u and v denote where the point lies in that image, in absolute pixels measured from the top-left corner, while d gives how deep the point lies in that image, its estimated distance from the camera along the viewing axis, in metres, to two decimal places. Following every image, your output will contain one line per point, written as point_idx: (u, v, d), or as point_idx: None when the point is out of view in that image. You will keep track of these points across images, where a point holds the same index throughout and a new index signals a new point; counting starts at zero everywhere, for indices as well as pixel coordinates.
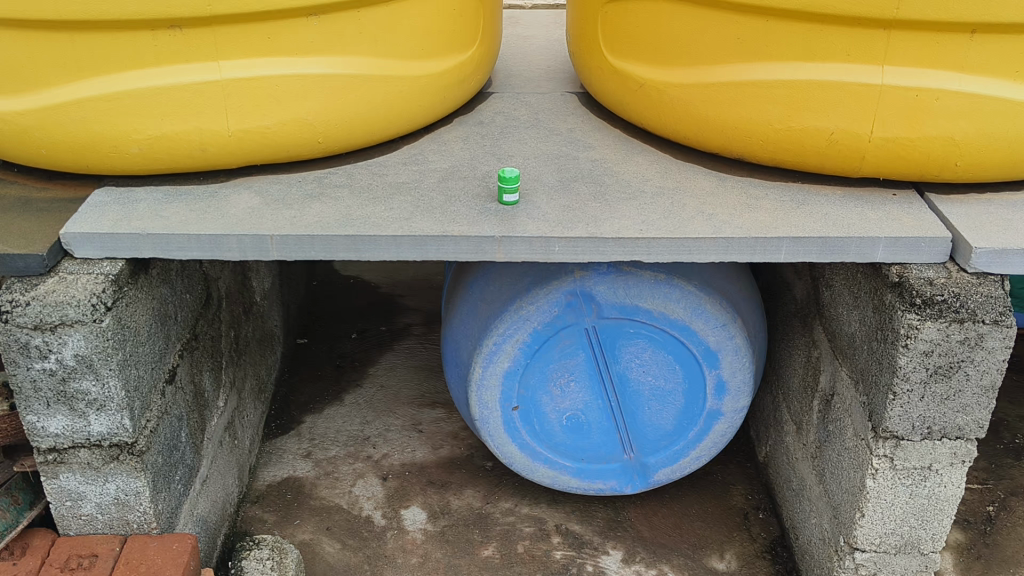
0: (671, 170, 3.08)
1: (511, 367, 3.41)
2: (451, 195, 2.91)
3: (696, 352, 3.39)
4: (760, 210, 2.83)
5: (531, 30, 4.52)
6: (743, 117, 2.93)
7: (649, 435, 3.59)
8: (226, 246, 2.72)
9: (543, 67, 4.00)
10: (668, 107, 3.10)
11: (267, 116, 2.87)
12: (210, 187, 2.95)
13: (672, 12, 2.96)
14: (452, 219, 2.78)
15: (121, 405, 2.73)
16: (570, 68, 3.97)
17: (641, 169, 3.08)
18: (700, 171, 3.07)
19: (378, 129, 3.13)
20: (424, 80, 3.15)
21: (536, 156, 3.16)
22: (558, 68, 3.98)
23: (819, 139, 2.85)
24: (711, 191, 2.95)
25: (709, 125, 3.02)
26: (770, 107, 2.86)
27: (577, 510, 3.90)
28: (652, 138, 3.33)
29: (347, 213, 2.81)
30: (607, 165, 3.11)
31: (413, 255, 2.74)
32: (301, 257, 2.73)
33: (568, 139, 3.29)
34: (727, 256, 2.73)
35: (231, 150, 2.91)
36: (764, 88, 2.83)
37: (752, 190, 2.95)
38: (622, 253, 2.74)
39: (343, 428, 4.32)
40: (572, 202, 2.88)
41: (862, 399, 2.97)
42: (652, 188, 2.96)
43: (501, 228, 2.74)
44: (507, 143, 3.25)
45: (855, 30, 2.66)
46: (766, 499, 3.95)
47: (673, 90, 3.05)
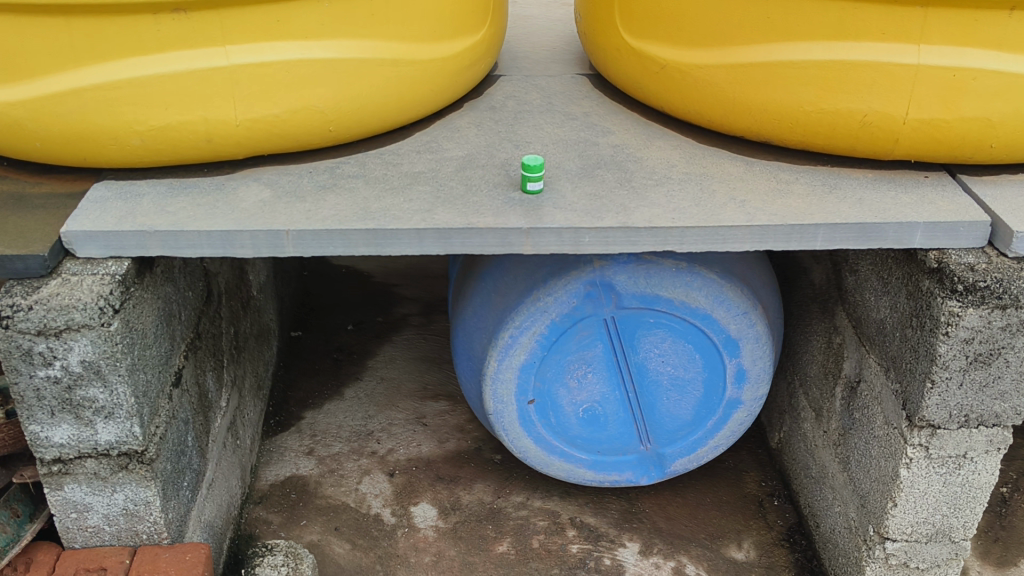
0: (696, 155, 2.98)
1: (527, 359, 3.32)
2: (473, 184, 2.79)
3: (717, 341, 3.31)
4: (793, 196, 2.75)
5: (530, 10, 4.39)
6: (772, 100, 2.83)
7: (667, 425, 3.52)
8: (239, 243, 2.57)
9: (549, 48, 3.88)
10: (692, 89, 2.99)
11: (277, 104, 2.72)
12: (217, 179, 2.80)
13: None
14: (477, 210, 2.66)
15: (131, 413, 2.59)
16: (576, 49, 3.85)
17: (665, 156, 2.98)
18: (726, 156, 2.97)
19: (390, 116, 2.99)
20: (436, 64, 3.01)
21: (554, 143, 3.04)
22: (564, 49, 3.86)
23: (852, 121, 2.76)
24: (740, 177, 2.85)
25: (736, 108, 2.92)
26: (802, 89, 2.76)
27: (591, 503, 3.81)
28: (670, 121, 3.23)
29: (365, 205, 2.68)
30: (629, 151, 3.00)
31: (436, 249, 2.62)
32: (318, 252, 2.60)
33: (585, 124, 3.17)
34: (762, 243, 2.64)
35: (238, 140, 2.76)
36: (795, 70, 2.74)
37: (781, 175, 2.86)
38: (654, 243, 2.64)
39: (345, 423, 4.19)
40: (599, 191, 2.77)
41: (894, 386, 2.91)
42: (678, 175, 2.86)
43: (528, 219, 2.62)
44: (523, 130, 3.12)
45: (891, 9, 2.57)
46: (780, 485, 3.89)
47: (696, 73, 2.94)
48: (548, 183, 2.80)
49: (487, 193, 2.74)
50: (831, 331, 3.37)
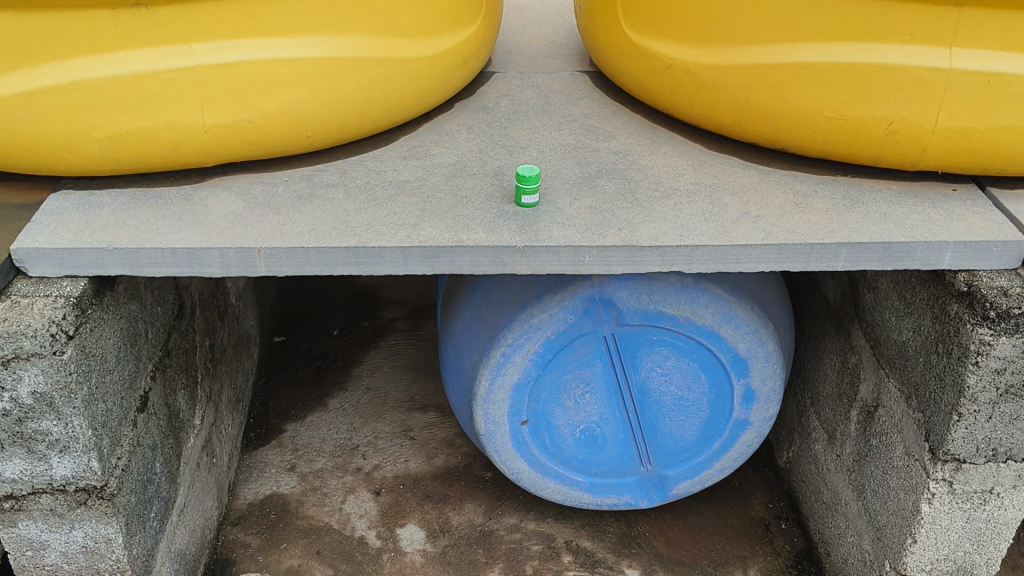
0: (705, 163, 2.76)
1: (521, 379, 3.11)
2: (463, 196, 2.57)
3: (724, 360, 3.10)
4: (812, 211, 2.53)
5: (527, 0, 4.16)
6: (788, 105, 2.61)
7: (670, 447, 3.32)
8: (206, 261, 2.35)
9: (547, 41, 3.64)
10: (701, 92, 2.77)
11: (249, 108, 2.49)
12: (185, 189, 2.57)
13: None
14: (467, 226, 2.44)
15: (87, 447, 2.37)
16: (575, 43, 3.62)
17: (671, 164, 2.75)
18: (737, 165, 2.75)
19: (374, 119, 2.76)
20: (424, 63, 2.78)
21: (551, 149, 2.82)
22: (563, 43, 3.62)
23: (876, 129, 2.54)
24: (753, 188, 2.63)
25: (749, 114, 2.70)
26: (821, 94, 2.54)
27: (588, 525, 3.62)
28: (676, 124, 3.00)
29: (345, 219, 2.45)
30: (632, 158, 2.78)
31: (422, 269, 2.39)
32: (293, 272, 2.37)
33: (585, 128, 2.94)
34: (778, 264, 2.42)
35: (206, 147, 2.52)
36: (815, 73, 2.51)
37: (797, 187, 2.64)
38: (660, 263, 2.42)
39: (329, 436, 3.98)
40: (600, 204, 2.55)
41: (915, 415, 2.70)
42: (686, 186, 2.64)
43: (523, 236, 2.40)
44: (518, 135, 2.90)
45: (920, 8, 2.34)
46: (788, 507, 3.71)
47: (706, 75, 2.72)
48: (545, 195, 2.58)
49: (479, 207, 2.52)
50: (846, 350, 3.17)
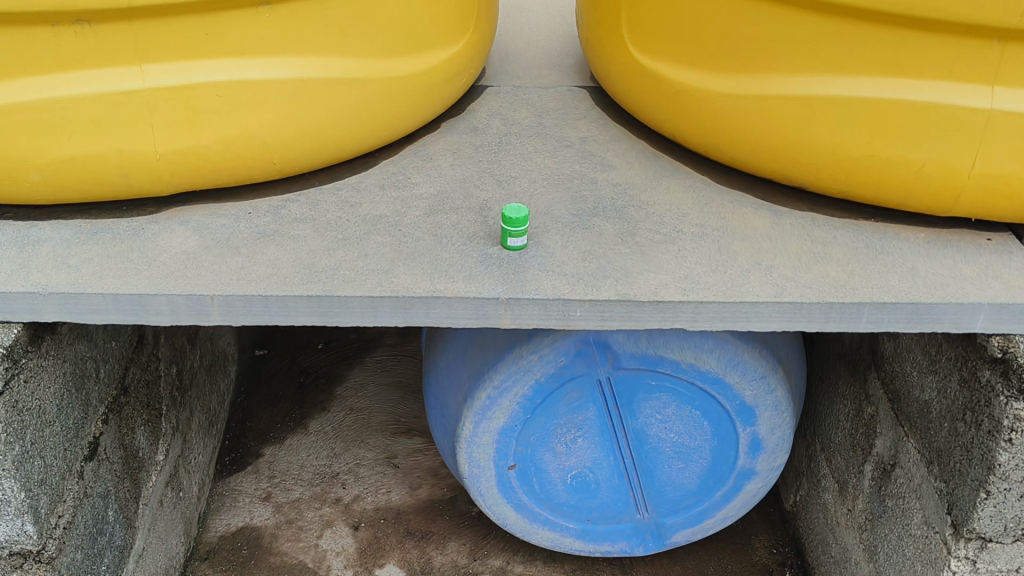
0: (713, 202, 2.50)
1: (507, 423, 2.86)
2: (443, 236, 2.32)
3: (729, 408, 2.86)
4: (830, 263, 2.27)
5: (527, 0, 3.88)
6: (809, 140, 2.35)
7: (668, 495, 3.09)
8: (153, 309, 2.11)
9: (546, 49, 3.37)
10: (712, 121, 2.51)
11: (207, 133, 2.23)
12: (137, 222, 2.32)
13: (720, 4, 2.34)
14: (446, 273, 2.19)
15: (20, 510, 2.15)
16: (576, 53, 3.35)
17: (675, 201, 2.50)
18: (748, 203, 2.49)
19: (349, 143, 2.51)
20: (405, 81, 2.52)
21: (544, 180, 2.56)
22: (564, 52, 3.36)
23: (906, 171, 2.28)
24: (765, 233, 2.38)
25: (765, 146, 2.44)
26: (846, 130, 2.28)
27: (580, 569, 3.39)
28: (683, 152, 2.74)
29: (310, 262, 2.21)
30: (632, 193, 2.52)
31: (394, 321, 2.15)
32: (250, 321, 2.13)
33: (582, 155, 2.69)
34: (791, 323, 2.17)
35: (160, 176, 2.27)
36: (842, 107, 2.25)
37: (814, 233, 2.38)
38: (660, 320, 2.17)
39: (308, 463, 3.75)
40: (594, 248, 2.30)
41: (937, 483, 2.47)
42: (691, 229, 2.38)
43: (507, 287, 2.15)
44: (508, 162, 2.64)
45: (961, 41, 2.07)
46: (793, 553, 3.47)
47: (718, 102, 2.45)
48: (535, 236, 2.33)
49: (460, 249, 2.27)
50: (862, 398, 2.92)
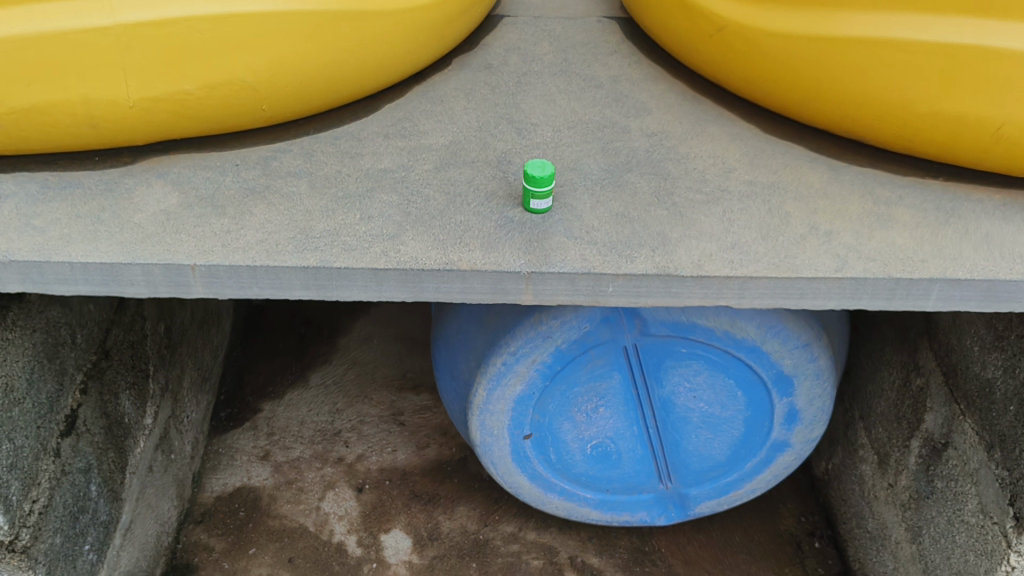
0: (760, 155, 2.21)
1: (525, 391, 2.63)
2: (457, 195, 2.05)
3: (766, 377, 2.62)
4: (896, 227, 1.99)
5: None
6: (874, 90, 2.07)
7: (694, 466, 2.89)
8: (127, 279, 1.85)
9: None
10: (762, 64, 2.24)
11: (188, 76, 1.95)
12: (109, 175, 2.05)
13: None
14: (460, 239, 1.92)
15: None
16: None
17: (718, 154, 2.21)
18: (799, 158, 2.21)
19: (352, 86, 2.23)
20: (415, 16, 2.23)
21: (570, 128, 2.27)
22: None
23: (982, 132, 1.99)
24: (821, 192, 2.10)
25: (822, 94, 2.16)
26: (914, 80, 2.00)
27: (596, 537, 3.23)
28: (725, 95, 2.44)
29: (306, 226, 1.94)
30: (669, 145, 2.24)
31: (401, 295, 1.90)
32: (238, 294, 1.88)
33: (612, 99, 2.39)
34: (851, 301, 1.91)
35: (136, 125, 2.00)
36: (915, 53, 1.97)
37: (876, 192, 2.10)
38: (703, 296, 1.91)
39: (309, 419, 3.55)
40: (628, 210, 2.03)
41: (997, 470, 2.24)
42: (737, 187, 2.11)
43: (530, 257, 1.89)
44: (529, 104, 2.34)
45: None
46: (823, 523, 3.32)
47: (771, 42, 2.18)
48: (560, 196, 2.05)
49: (476, 210, 2.01)
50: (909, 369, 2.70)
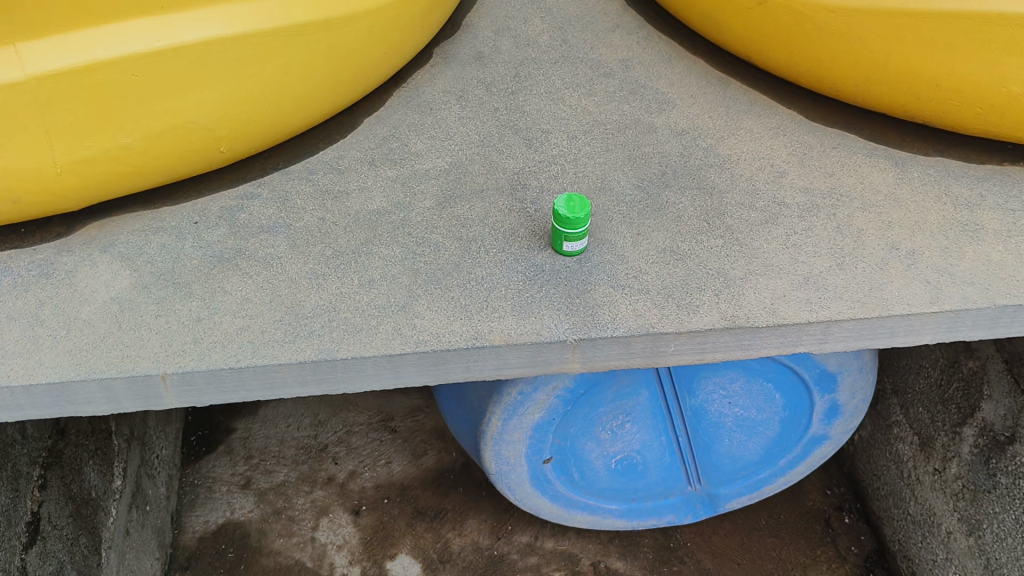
0: (812, 152, 1.90)
1: (544, 418, 2.31)
2: (472, 242, 1.70)
3: (807, 378, 2.37)
4: (987, 238, 1.71)
5: None
6: (952, 70, 1.75)
7: (726, 466, 2.65)
8: (83, 397, 1.49)
9: None
10: (811, 43, 1.89)
11: (123, 129, 1.55)
12: (42, 254, 1.67)
13: None
14: (489, 308, 1.58)
15: None
16: None
17: (764, 154, 1.89)
18: (857, 150, 1.90)
19: (323, 105, 1.83)
20: (390, 12, 1.83)
21: (587, 133, 1.93)
22: None
23: None
24: (891, 196, 1.80)
25: (886, 75, 1.84)
26: (1008, 57, 1.69)
27: (618, 538, 3.00)
28: (755, 73, 2.11)
29: (296, 302, 1.59)
30: (705, 146, 1.91)
31: (422, 380, 1.57)
32: (221, 398, 1.53)
33: (628, 90, 2.04)
34: (948, 334, 1.64)
35: (67, 194, 1.59)
36: (1007, 28, 1.66)
37: (953, 189, 1.81)
38: (779, 346, 1.62)
39: (289, 436, 3.26)
40: (676, 242, 1.71)
41: None
42: (794, 199, 1.80)
43: (575, 325, 1.56)
44: (534, 107, 1.99)
45: None
46: (850, 494, 3.14)
47: (822, 18, 1.83)
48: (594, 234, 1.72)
49: (499, 262, 1.66)
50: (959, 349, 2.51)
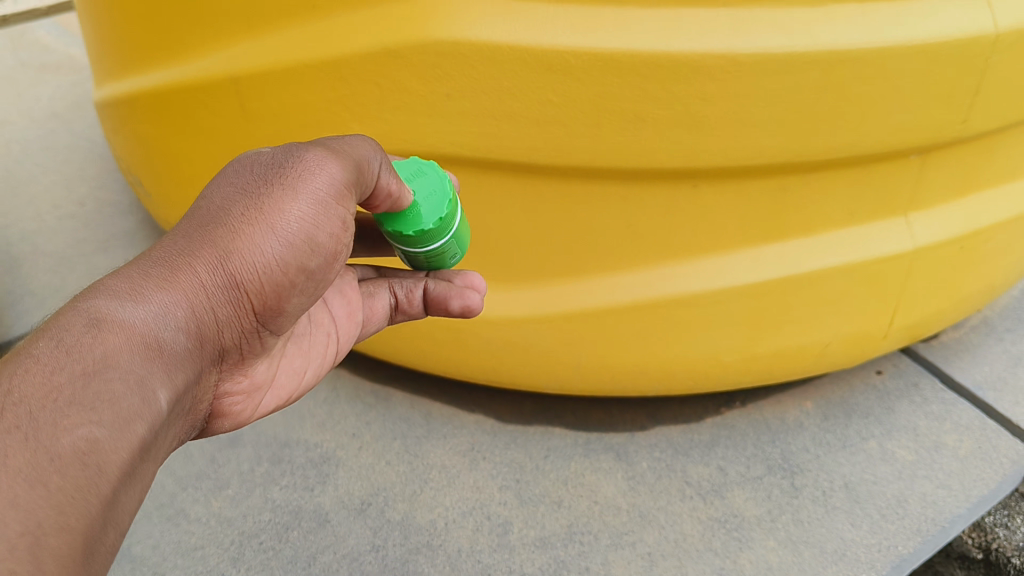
0: (524, 474, 1.51)
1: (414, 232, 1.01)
2: (260, 377, 0.97)
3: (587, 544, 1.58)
4: (756, 533, 1.41)
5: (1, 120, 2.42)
6: (655, 355, 1.39)
7: None
8: None
9: (84, 222, 2.05)
10: (475, 352, 1.45)
11: None
12: None
13: None
14: (27, 413, 0.61)
15: None
16: (138, 217, 2.07)
17: (473, 501, 1.46)
18: (571, 453, 1.55)
19: None
20: None
21: (237, 561, 1.35)
22: (116, 224, 2.05)
23: (799, 360, 1.44)
24: (636, 511, 1.45)
25: (578, 377, 1.44)
26: (718, 333, 1.36)
27: None
28: (419, 380, 1.70)
29: None
30: (399, 517, 1.43)
31: None
32: None
33: (269, 458, 1.52)
34: None
35: None
36: (706, 308, 1.33)
37: (691, 471, 1.52)
38: None
39: None
40: None
41: None
42: (533, 563, 1.36)
43: (21, 516, 0.56)
44: (147, 543, 1.38)
45: (878, 165, 1.21)
46: None
47: (487, 328, 1.40)
48: (280, 343, 1.01)
49: (229, 366, 0.89)
50: None
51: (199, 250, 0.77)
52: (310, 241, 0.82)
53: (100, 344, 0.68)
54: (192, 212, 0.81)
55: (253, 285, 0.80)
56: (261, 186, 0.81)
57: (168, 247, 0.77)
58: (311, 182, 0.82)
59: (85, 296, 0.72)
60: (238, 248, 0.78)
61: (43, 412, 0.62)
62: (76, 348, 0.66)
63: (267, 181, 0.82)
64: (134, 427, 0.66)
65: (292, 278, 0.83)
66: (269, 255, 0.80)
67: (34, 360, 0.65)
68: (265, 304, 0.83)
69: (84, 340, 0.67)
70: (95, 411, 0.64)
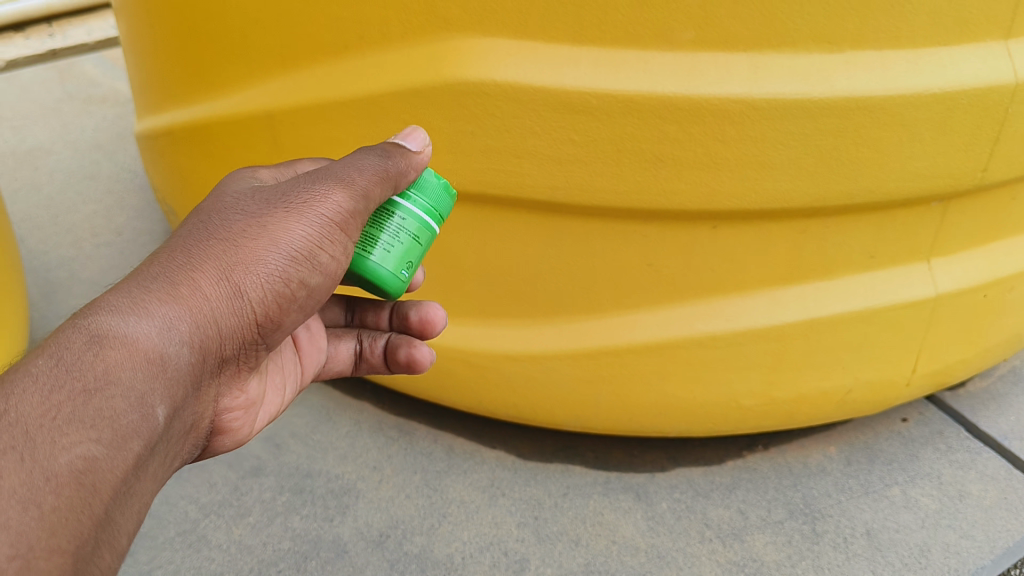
0: (543, 511, 1.51)
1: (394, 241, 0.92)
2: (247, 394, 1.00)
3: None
4: None
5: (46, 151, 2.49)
6: (675, 395, 1.39)
7: None
8: None
9: (122, 252, 2.10)
10: (496, 388, 1.47)
11: None
12: None
13: (471, 237, 1.28)
14: (24, 433, 0.65)
15: None
16: None
17: (491, 536, 1.46)
18: (590, 491, 1.55)
19: None
20: None
21: None
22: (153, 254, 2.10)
23: (820, 403, 1.43)
24: (654, 551, 1.44)
25: (597, 416, 1.45)
26: (738, 375, 1.36)
27: None
28: (441, 415, 1.72)
29: None
30: (416, 551, 1.43)
31: None
32: None
33: (291, 487, 1.54)
34: None
35: None
36: (726, 349, 1.33)
37: (711, 512, 1.51)
38: None
39: None
40: None
41: None
42: None
43: (14, 538, 0.61)
44: (168, 567, 1.39)
45: (899, 211, 1.21)
46: None
47: (508, 364, 1.41)
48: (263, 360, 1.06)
49: (230, 382, 0.93)
50: None
51: (203, 269, 0.81)
52: (311, 258, 0.86)
53: (100, 361, 0.72)
54: (195, 230, 0.85)
55: (255, 299, 0.84)
56: (267, 212, 0.86)
57: (172, 262, 0.81)
58: (313, 206, 0.86)
59: (88, 312, 0.75)
60: (239, 266, 0.83)
61: (44, 429, 0.66)
62: (74, 368, 0.70)
63: (273, 203, 0.87)
64: (131, 443, 0.71)
65: (293, 294, 0.87)
66: (268, 271, 0.84)
67: (35, 381, 0.69)
68: (265, 318, 0.86)
69: (84, 359, 0.71)
70: (95, 426, 0.69)
